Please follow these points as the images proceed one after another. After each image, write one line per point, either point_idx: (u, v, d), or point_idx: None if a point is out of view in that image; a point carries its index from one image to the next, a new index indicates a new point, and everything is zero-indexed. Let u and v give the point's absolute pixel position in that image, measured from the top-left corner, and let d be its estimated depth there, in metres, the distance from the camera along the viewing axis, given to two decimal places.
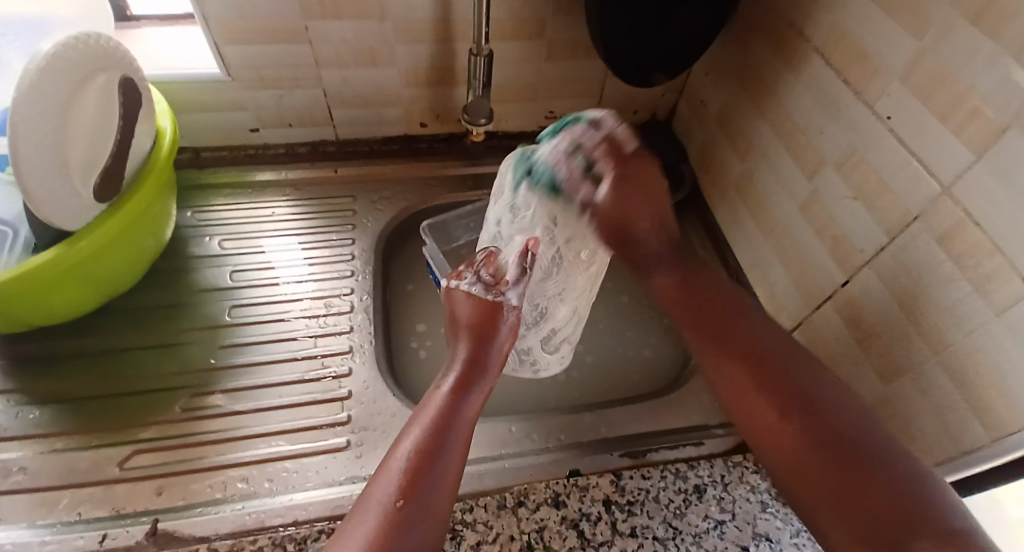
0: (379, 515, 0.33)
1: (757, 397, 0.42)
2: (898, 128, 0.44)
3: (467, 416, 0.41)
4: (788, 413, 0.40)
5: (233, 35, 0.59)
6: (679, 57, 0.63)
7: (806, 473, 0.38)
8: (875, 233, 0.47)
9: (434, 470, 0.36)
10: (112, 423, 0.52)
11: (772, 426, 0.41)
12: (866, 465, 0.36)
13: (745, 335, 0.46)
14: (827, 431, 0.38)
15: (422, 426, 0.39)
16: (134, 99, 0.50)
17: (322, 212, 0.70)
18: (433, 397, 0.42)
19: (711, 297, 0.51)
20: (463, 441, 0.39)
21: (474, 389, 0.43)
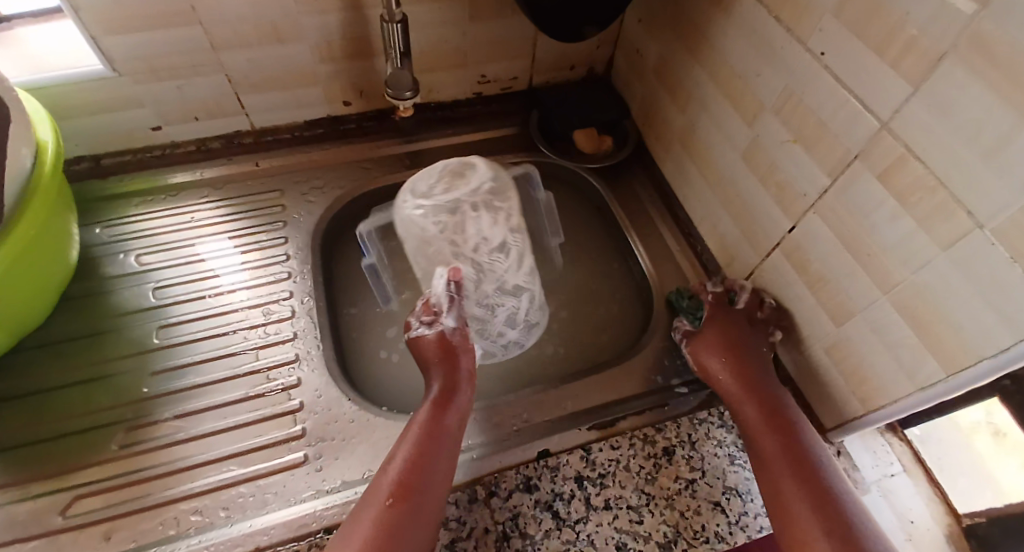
0: (373, 520, 0.39)
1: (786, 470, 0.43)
2: (833, 65, 0.42)
3: (450, 429, 0.46)
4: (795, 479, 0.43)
5: (110, 24, 0.52)
6: (610, 8, 0.60)
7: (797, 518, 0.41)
8: (817, 177, 0.46)
9: (427, 484, 0.41)
10: (43, 470, 0.48)
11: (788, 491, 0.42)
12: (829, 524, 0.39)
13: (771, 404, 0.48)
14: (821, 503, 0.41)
15: (414, 433, 0.45)
16: (1, 113, 0.44)
17: (249, 211, 0.65)
18: (417, 414, 0.47)
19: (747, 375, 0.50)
20: (447, 454, 0.44)
21: (455, 406, 0.48)
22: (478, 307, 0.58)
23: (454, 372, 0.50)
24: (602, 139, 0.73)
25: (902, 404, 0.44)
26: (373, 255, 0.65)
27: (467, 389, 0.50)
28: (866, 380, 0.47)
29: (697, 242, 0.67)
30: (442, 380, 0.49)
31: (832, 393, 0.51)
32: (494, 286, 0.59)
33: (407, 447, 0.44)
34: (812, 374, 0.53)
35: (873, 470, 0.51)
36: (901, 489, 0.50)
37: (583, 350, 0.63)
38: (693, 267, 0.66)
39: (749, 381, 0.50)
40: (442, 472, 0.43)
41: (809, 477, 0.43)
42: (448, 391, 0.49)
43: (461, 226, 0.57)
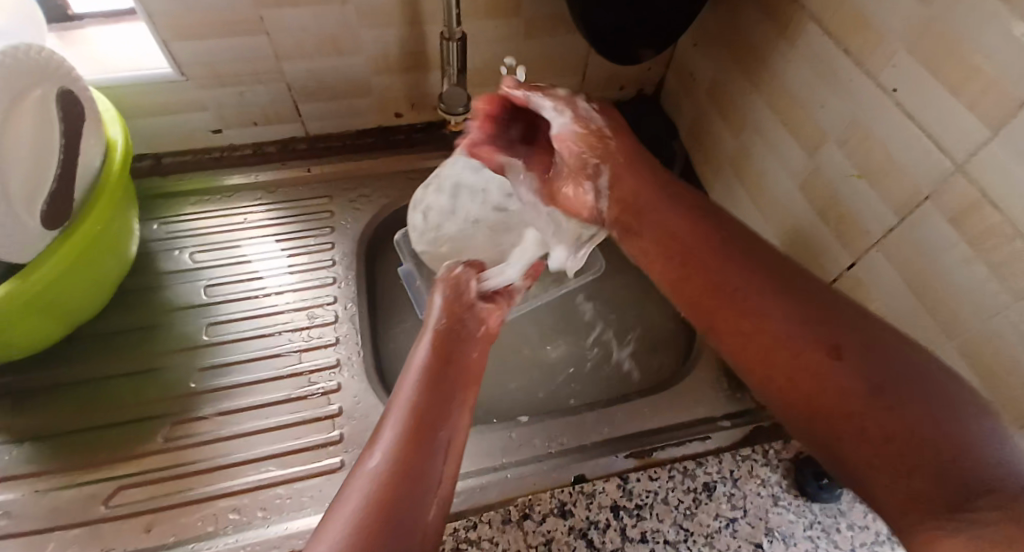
0: (371, 482, 0.31)
1: (785, 346, 0.32)
2: (904, 100, 0.41)
3: (453, 374, 0.41)
4: (837, 347, 0.30)
5: (181, 31, 0.54)
6: (668, 31, 0.59)
7: (842, 412, 0.28)
8: (882, 213, 0.45)
9: (438, 432, 0.36)
10: (91, 457, 0.49)
11: (821, 374, 0.30)
12: (897, 403, 0.27)
13: (716, 275, 0.38)
14: (888, 369, 0.28)
15: (413, 383, 0.39)
16: (76, 113, 0.46)
17: (299, 215, 0.67)
18: (411, 364, 0.42)
19: (683, 246, 0.42)
20: (455, 401, 0.39)
21: (455, 354, 0.44)
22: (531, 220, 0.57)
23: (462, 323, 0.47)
24: None
25: None
26: (409, 261, 0.64)
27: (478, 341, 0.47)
28: None
29: None
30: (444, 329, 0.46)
31: None
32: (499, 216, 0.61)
33: (407, 397, 0.38)
34: None
35: None
36: None
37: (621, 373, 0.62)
38: None
39: (694, 277, 0.40)
40: (451, 421, 0.37)
41: (817, 302, 0.33)
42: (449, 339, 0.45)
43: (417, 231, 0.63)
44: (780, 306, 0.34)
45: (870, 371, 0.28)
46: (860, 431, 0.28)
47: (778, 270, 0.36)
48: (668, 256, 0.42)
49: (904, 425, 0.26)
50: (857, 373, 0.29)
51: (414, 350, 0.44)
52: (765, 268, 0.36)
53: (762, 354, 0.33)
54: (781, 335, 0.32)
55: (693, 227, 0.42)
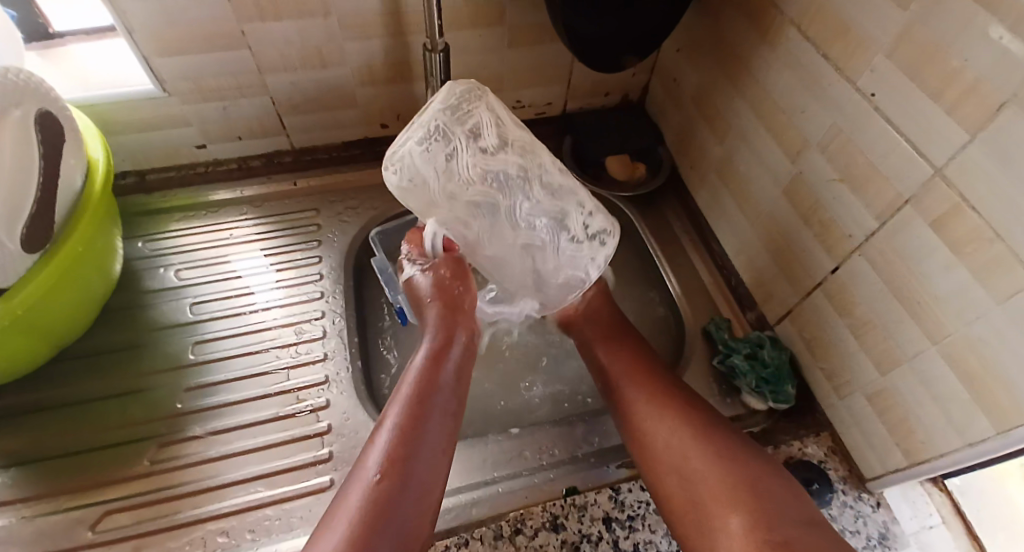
0: (364, 492, 0.37)
1: (676, 433, 0.45)
2: (885, 105, 0.41)
3: (445, 385, 0.45)
4: (700, 431, 0.45)
5: (162, 47, 0.54)
6: (650, 37, 0.60)
7: (713, 497, 0.41)
8: (865, 219, 0.45)
9: (427, 442, 0.41)
10: (75, 482, 0.49)
11: (685, 456, 0.44)
12: (753, 496, 0.40)
13: (678, 389, 0.49)
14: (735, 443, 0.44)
15: (401, 398, 0.43)
16: (56, 133, 0.45)
17: (285, 229, 0.66)
18: (408, 372, 0.46)
19: (641, 360, 0.52)
20: (443, 412, 0.43)
21: (448, 361, 0.47)
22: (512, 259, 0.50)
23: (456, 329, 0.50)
24: (635, 166, 0.74)
25: (950, 457, 0.42)
26: (381, 253, 0.64)
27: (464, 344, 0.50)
28: (911, 432, 0.45)
29: (732, 275, 0.66)
30: (437, 333, 0.49)
31: (873, 441, 0.49)
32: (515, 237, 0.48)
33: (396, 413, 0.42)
34: (852, 420, 0.51)
35: (912, 521, 0.48)
36: (939, 543, 0.48)
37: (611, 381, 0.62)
38: (728, 301, 0.65)
39: (642, 370, 0.51)
40: (434, 436, 0.42)
41: (689, 401, 0.48)
42: (442, 344, 0.48)
43: (432, 181, 0.43)
44: (681, 422, 0.46)
45: (708, 443, 0.44)
46: (722, 483, 0.41)
47: (698, 401, 0.48)
48: (620, 359, 0.53)
49: (735, 477, 0.41)
50: (704, 439, 0.44)
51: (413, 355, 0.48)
52: (675, 402, 0.48)
53: (659, 430, 0.46)
54: (697, 463, 0.43)
55: (680, 385, 0.50)
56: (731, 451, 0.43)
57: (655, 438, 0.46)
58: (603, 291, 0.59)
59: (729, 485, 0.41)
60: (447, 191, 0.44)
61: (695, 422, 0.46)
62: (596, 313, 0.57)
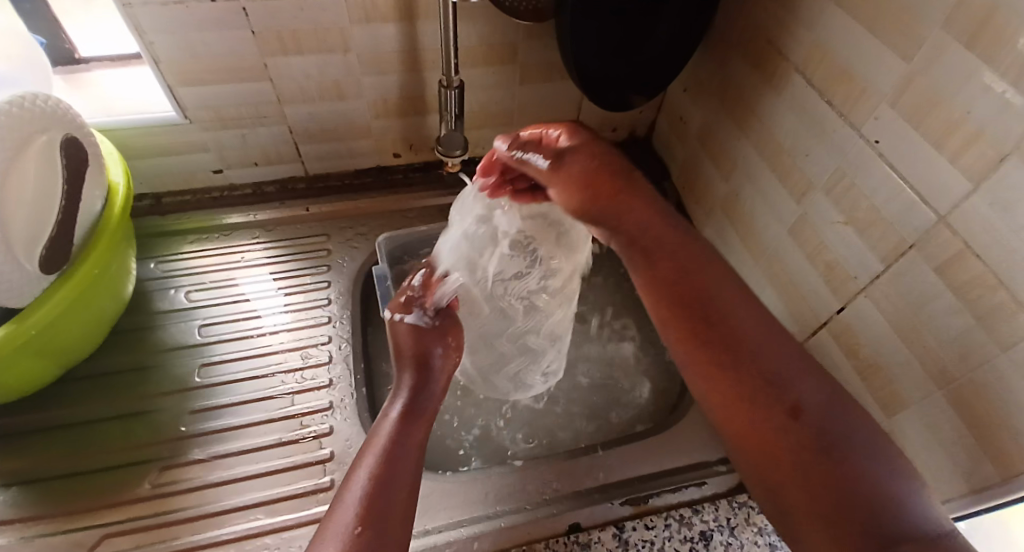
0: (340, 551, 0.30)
1: (726, 378, 0.37)
2: (888, 152, 0.42)
3: (415, 441, 0.38)
4: (766, 374, 0.36)
5: (186, 77, 0.56)
6: (658, 78, 0.62)
7: (790, 469, 0.33)
8: (870, 261, 0.46)
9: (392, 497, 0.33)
10: (75, 504, 0.48)
11: (778, 423, 0.35)
12: (835, 459, 0.32)
13: (705, 307, 0.40)
14: (821, 414, 0.34)
15: (370, 459, 0.36)
16: (81, 159, 0.47)
17: (296, 254, 0.67)
18: (380, 427, 0.39)
19: (699, 274, 0.41)
20: (410, 467, 0.36)
21: (423, 415, 0.41)
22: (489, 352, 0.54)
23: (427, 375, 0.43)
24: None
25: (958, 504, 0.42)
26: (385, 263, 0.63)
27: (438, 398, 0.44)
28: (919, 476, 0.45)
29: None
30: (411, 383, 0.43)
31: None
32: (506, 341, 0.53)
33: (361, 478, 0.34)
34: None
35: None
36: None
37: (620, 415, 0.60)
38: None
39: (689, 301, 0.40)
40: (400, 505, 0.34)
41: (777, 344, 0.37)
42: (416, 404, 0.41)
43: (491, 263, 0.50)
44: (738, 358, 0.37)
45: (787, 391, 0.35)
46: (801, 450, 0.33)
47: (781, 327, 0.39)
48: (664, 300, 0.42)
49: (833, 477, 0.31)
50: (807, 426, 0.34)
51: (383, 414, 0.41)
52: (717, 350, 0.38)
53: (713, 380, 0.38)
54: (772, 424, 0.35)
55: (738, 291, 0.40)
56: (822, 437, 0.33)
57: (757, 423, 0.35)
58: (621, 188, 0.46)
59: (816, 479, 0.32)
60: (492, 267, 0.50)
61: (752, 375, 0.36)
62: (637, 222, 0.45)
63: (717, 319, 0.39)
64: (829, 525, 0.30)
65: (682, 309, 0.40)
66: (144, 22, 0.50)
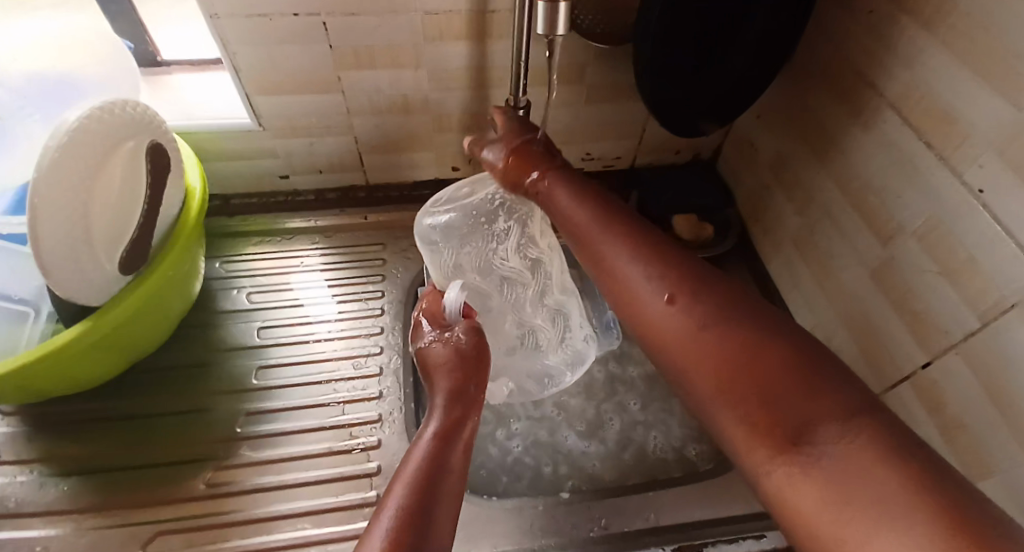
0: None
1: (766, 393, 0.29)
2: (993, 204, 0.39)
3: (454, 468, 0.37)
4: (799, 379, 0.28)
5: (263, 86, 0.57)
6: (730, 105, 0.60)
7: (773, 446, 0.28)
8: (964, 316, 0.42)
9: (429, 522, 0.32)
10: (133, 496, 0.50)
11: (783, 453, 0.28)
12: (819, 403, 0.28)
13: (793, 361, 0.29)
14: (870, 431, 0.25)
15: (411, 469, 0.35)
16: (161, 165, 0.49)
17: (353, 262, 0.68)
18: (414, 449, 0.38)
19: (704, 283, 0.35)
20: (448, 496, 0.35)
21: (459, 443, 0.39)
22: (518, 347, 0.56)
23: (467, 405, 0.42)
24: (703, 226, 0.70)
25: None
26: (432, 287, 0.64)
27: (473, 427, 0.42)
28: None
29: None
30: (443, 415, 0.41)
31: None
32: (526, 328, 0.56)
33: (400, 496, 0.33)
34: None
35: None
36: None
37: (681, 451, 0.56)
38: None
39: (692, 291, 0.35)
40: (442, 527, 0.33)
41: (802, 358, 0.29)
42: (454, 424, 0.40)
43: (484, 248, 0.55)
44: (742, 345, 0.31)
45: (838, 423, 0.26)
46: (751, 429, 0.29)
47: (812, 353, 0.30)
48: (705, 318, 0.33)
49: (792, 434, 0.28)
50: (690, 320, 0.34)
51: (417, 435, 0.40)
52: (754, 357, 0.30)
53: (740, 400, 0.30)
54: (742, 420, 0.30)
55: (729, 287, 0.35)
56: (749, 315, 0.33)
57: (660, 318, 0.35)
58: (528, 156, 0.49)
59: (764, 383, 0.29)
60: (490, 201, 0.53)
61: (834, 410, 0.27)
62: (565, 207, 0.45)
63: (729, 328, 0.32)
64: (762, 429, 0.29)
65: (633, 311, 0.38)
66: (228, 34, 0.51)
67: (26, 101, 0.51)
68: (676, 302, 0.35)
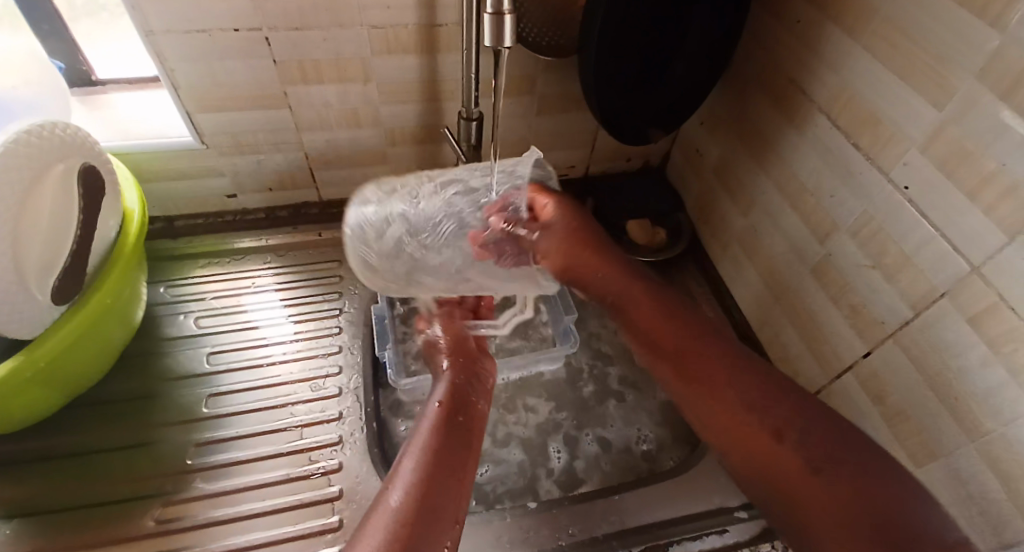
0: (387, 524, 0.32)
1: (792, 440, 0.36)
2: (918, 199, 0.41)
3: (469, 423, 0.42)
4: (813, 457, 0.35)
5: (206, 104, 0.55)
6: (676, 112, 0.61)
7: (802, 493, 0.34)
8: (898, 307, 0.45)
9: (448, 464, 0.37)
10: (72, 541, 0.47)
11: (791, 467, 0.35)
12: (856, 481, 0.33)
13: (841, 445, 0.35)
14: (861, 491, 0.32)
15: (423, 432, 0.40)
16: (97, 187, 0.47)
17: (308, 280, 0.66)
18: (429, 409, 0.43)
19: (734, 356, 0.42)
20: (463, 442, 0.40)
21: (471, 402, 0.44)
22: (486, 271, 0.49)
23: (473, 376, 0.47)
24: (655, 232, 0.72)
25: None
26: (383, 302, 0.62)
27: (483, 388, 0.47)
28: None
29: (755, 346, 0.65)
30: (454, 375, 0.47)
31: None
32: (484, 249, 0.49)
33: (422, 442, 0.39)
34: None
35: None
36: None
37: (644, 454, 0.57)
38: None
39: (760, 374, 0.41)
40: (460, 467, 0.38)
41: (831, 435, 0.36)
42: (461, 390, 0.45)
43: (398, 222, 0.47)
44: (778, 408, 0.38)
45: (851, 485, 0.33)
46: (789, 486, 0.35)
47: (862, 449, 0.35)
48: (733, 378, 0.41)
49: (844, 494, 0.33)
50: (799, 451, 0.35)
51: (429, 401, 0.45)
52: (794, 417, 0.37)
53: (755, 443, 0.38)
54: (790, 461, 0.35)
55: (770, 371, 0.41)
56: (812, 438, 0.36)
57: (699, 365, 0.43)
58: (595, 242, 0.53)
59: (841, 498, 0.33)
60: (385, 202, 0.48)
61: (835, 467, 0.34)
62: (609, 287, 0.51)
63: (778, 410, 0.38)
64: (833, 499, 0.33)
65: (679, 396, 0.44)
66: (166, 50, 0.50)
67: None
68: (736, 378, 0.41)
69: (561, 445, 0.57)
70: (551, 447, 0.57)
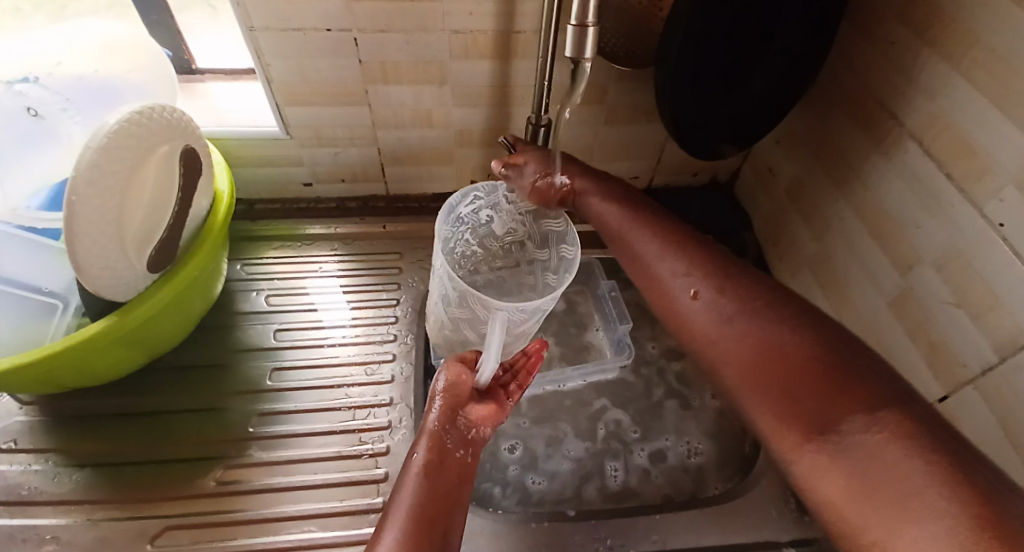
0: None
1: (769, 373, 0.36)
2: (1013, 238, 0.38)
3: (450, 488, 0.41)
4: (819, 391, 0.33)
5: (294, 97, 0.59)
6: (750, 130, 0.60)
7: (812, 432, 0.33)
8: (983, 351, 0.42)
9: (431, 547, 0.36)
10: (144, 492, 0.51)
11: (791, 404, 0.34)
12: (839, 389, 0.32)
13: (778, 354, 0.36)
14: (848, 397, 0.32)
15: (408, 503, 0.38)
16: (193, 169, 0.51)
17: (370, 269, 0.69)
18: (410, 468, 0.41)
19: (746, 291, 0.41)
20: (448, 518, 0.39)
21: (449, 463, 0.42)
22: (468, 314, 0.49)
23: (459, 427, 0.44)
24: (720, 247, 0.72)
25: None
26: None
27: (472, 444, 0.45)
28: None
29: None
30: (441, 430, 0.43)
31: None
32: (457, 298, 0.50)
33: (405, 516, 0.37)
34: None
35: None
36: None
37: (699, 479, 0.55)
38: None
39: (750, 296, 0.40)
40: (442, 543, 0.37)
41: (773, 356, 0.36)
42: (443, 450, 0.42)
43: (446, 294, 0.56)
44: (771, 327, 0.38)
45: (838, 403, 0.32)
46: (786, 416, 0.35)
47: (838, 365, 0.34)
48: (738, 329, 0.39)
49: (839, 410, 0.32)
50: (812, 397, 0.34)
51: (410, 457, 0.42)
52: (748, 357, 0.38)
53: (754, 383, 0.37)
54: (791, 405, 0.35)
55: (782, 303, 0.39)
56: (779, 375, 0.36)
57: (688, 310, 0.43)
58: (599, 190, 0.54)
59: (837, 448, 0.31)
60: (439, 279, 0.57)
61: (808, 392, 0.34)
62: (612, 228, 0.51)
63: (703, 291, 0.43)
64: (800, 428, 0.34)
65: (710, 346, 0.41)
66: (263, 46, 0.54)
67: (69, 102, 0.52)
68: (700, 294, 0.43)
69: (617, 463, 0.56)
70: (607, 465, 0.56)
